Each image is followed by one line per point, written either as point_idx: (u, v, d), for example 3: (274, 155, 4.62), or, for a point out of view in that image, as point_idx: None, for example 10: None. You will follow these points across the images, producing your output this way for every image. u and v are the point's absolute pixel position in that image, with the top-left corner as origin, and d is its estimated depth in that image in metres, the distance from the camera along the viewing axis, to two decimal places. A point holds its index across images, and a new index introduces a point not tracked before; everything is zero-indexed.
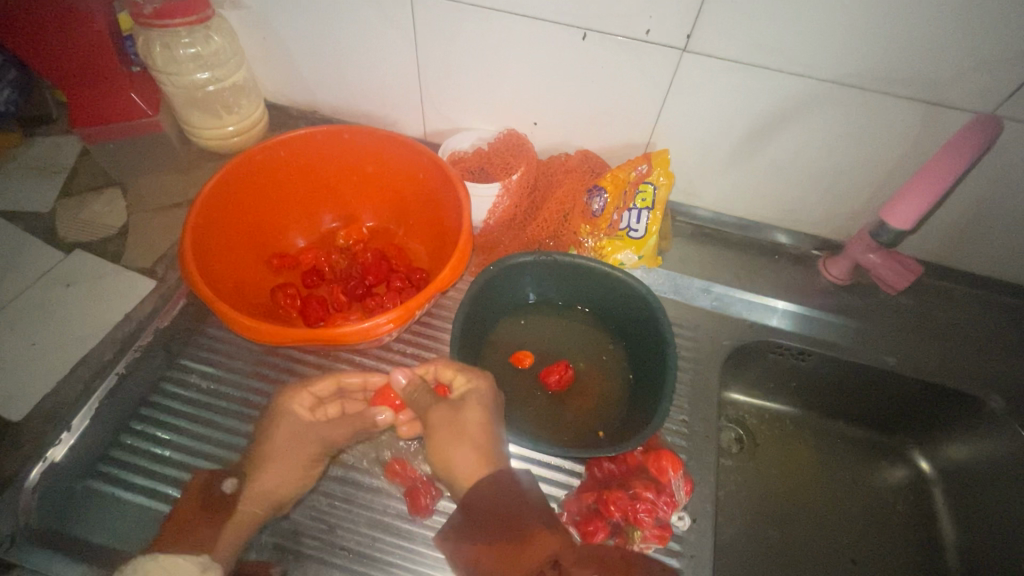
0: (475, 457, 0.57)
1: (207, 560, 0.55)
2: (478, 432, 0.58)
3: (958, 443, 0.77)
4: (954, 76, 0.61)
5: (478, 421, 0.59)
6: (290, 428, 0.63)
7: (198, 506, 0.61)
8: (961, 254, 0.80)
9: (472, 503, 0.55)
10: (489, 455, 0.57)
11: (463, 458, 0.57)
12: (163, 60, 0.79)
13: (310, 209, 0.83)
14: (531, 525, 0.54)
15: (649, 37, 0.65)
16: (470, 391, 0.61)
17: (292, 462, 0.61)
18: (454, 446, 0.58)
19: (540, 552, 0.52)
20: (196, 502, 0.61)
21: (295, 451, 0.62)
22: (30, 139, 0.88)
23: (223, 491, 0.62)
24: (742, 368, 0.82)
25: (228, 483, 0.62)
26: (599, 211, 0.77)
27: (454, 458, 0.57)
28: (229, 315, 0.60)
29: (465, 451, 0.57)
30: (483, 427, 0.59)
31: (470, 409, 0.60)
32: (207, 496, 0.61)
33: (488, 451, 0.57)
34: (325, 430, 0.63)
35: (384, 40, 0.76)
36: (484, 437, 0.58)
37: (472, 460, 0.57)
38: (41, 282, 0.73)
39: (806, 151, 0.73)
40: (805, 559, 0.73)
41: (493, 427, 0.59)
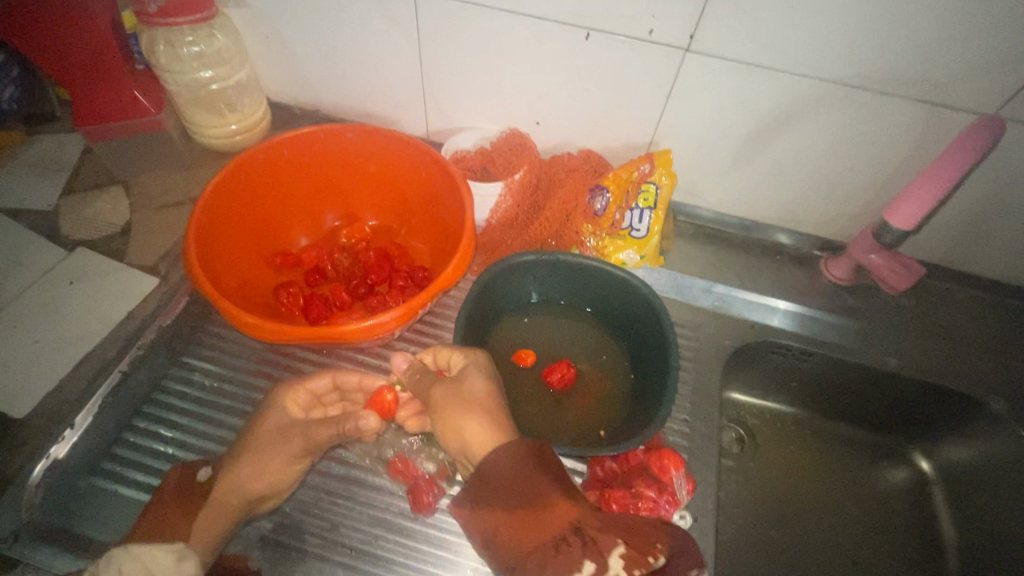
0: (484, 425, 0.56)
1: (182, 548, 0.55)
2: (483, 398, 0.58)
3: (958, 444, 0.77)
4: (956, 78, 0.61)
5: (480, 389, 0.59)
6: (276, 422, 0.62)
7: (173, 494, 0.61)
8: (962, 255, 0.80)
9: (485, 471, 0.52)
10: (498, 423, 0.56)
11: (474, 426, 0.56)
12: (167, 58, 0.79)
13: (313, 208, 0.83)
14: (551, 490, 0.50)
15: (652, 38, 0.66)
16: (467, 363, 0.61)
17: (272, 456, 0.60)
18: (462, 416, 0.56)
19: (560, 520, 0.49)
20: (172, 490, 0.61)
21: (276, 445, 0.60)
22: (33, 136, 0.88)
23: (198, 478, 0.62)
24: (744, 368, 0.82)
25: (204, 470, 0.62)
26: (601, 211, 0.79)
27: (463, 428, 0.56)
28: (232, 314, 0.60)
29: (473, 420, 0.56)
30: (488, 395, 0.58)
31: (471, 379, 0.59)
32: (184, 483, 0.61)
33: (498, 419, 0.56)
34: (310, 427, 0.62)
35: (387, 39, 0.76)
36: (490, 404, 0.57)
37: (481, 427, 0.55)
38: (44, 279, 0.73)
39: (808, 151, 0.73)
40: (805, 558, 0.73)
41: (497, 395, 0.59)
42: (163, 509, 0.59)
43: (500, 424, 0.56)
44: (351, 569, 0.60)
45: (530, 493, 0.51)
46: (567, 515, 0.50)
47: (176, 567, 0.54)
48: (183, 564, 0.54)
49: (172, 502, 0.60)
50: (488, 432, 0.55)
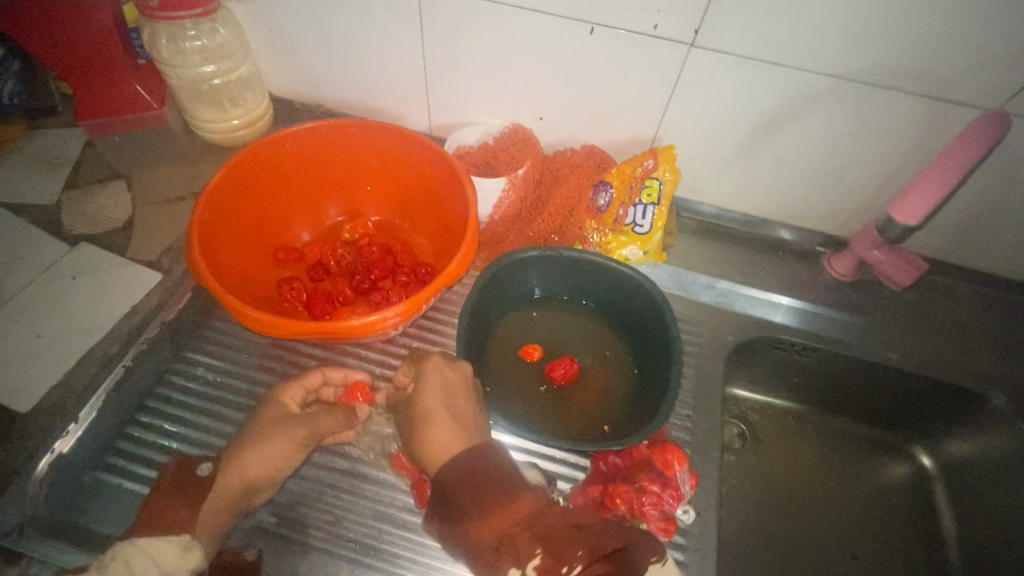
0: (447, 432, 0.56)
1: (188, 539, 0.57)
2: (443, 407, 0.58)
3: (960, 439, 0.77)
4: (961, 72, 0.61)
5: (436, 398, 0.59)
6: (275, 415, 0.64)
7: (171, 485, 0.62)
8: (965, 251, 0.80)
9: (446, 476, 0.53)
10: (460, 431, 0.57)
11: (436, 435, 0.56)
12: (169, 52, 0.78)
13: (316, 202, 0.83)
14: (497, 494, 0.52)
15: (657, 32, 0.65)
16: (425, 368, 0.61)
17: (276, 443, 0.61)
18: (423, 429, 0.57)
19: (498, 525, 0.50)
20: (173, 481, 0.62)
21: (280, 433, 0.62)
22: (36, 130, 0.88)
23: (198, 473, 0.63)
24: (746, 363, 0.83)
25: (204, 465, 0.63)
26: (604, 207, 0.79)
27: (425, 440, 0.57)
28: (236, 308, 0.60)
29: (433, 430, 0.57)
30: (449, 403, 0.58)
31: (428, 385, 0.60)
32: (184, 476, 0.62)
33: (460, 426, 0.57)
34: (313, 416, 0.63)
35: (390, 34, 0.75)
36: (452, 413, 0.58)
37: (443, 436, 0.56)
38: (48, 273, 0.73)
39: (811, 147, 0.73)
40: (806, 552, 0.74)
41: (460, 402, 0.59)
42: (164, 498, 0.60)
43: (460, 432, 0.56)
44: (355, 563, 0.60)
45: (483, 496, 0.52)
46: (513, 518, 0.50)
47: (182, 556, 0.56)
48: (189, 555, 0.56)
49: (169, 493, 0.60)
50: (449, 440, 0.56)
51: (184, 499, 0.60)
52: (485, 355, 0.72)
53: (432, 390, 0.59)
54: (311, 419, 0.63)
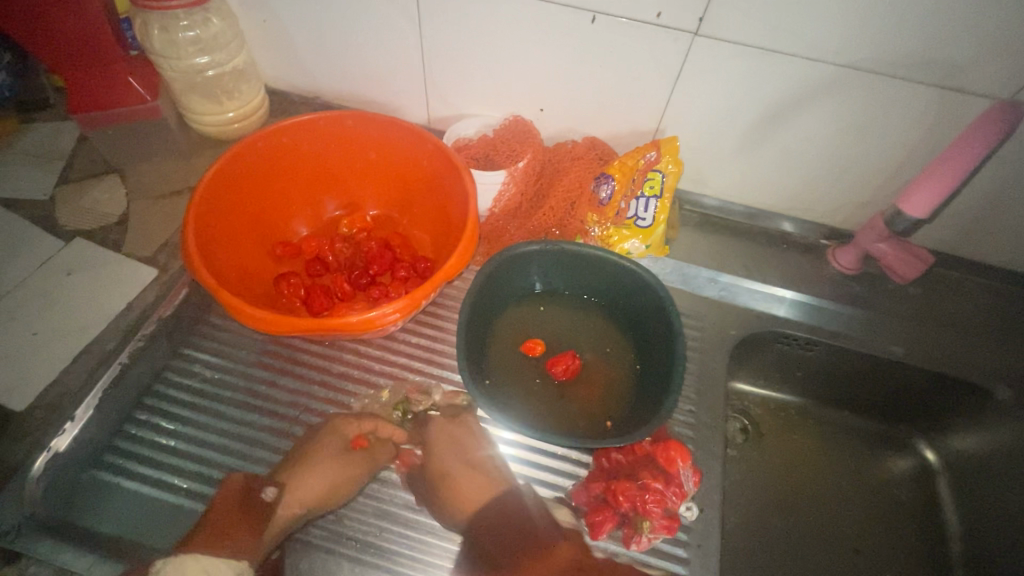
0: (474, 478, 0.64)
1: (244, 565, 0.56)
2: (459, 462, 0.66)
3: (965, 433, 0.76)
4: (970, 60, 0.59)
5: (453, 453, 0.66)
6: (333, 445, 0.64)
7: (232, 505, 0.60)
8: (972, 243, 0.79)
9: (483, 522, 0.62)
10: (483, 477, 0.64)
11: (464, 484, 0.64)
12: (162, 43, 0.77)
13: (313, 197, 0.82)
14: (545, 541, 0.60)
15: (660, 21, 0.64)
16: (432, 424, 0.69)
17: (345, 476, 0.63)
18: (447, 482, 0.65)
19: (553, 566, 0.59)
20: (232, 502, 0.61)
21: (347, 465, 0.63)
22: (28, 123, 0.87)
23: (262, 497, 0.62)
24: (750, 357, 0.82)
25: (266, 489, 0.62)
26: (606, 199, 0.77)
27: (452, 491, 0.64)
28: (234, 304, 0.59)
29: (459, 480, 0.64)
30: (463, 456, 0.66)
31: (438, 442, 0.68)
32: (249, 499, 0.61)
33: (482, 472, 0.65)
34: (371, 451, 0.66)
35: (388, 24, 0.74)
36: (470, 463, 0.65)
37: (469, 486, 0.64)
38: (42, 270, 0.72)
39: (817, 138, 0.71)
40: (809, 547, 0.73)
41: (472, 451, 0.66)
42: (225, 518, 0.59)
43: (484, 479, 0.64)
44: (355, 561, 0.59)
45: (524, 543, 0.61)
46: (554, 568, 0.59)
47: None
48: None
49: (232, 512, 0.60)
50: (478, 488, 0.64)
51: (250, 524, 0.59)
52: (487, 350, 0.72)
53: (440, 449, 0.67)
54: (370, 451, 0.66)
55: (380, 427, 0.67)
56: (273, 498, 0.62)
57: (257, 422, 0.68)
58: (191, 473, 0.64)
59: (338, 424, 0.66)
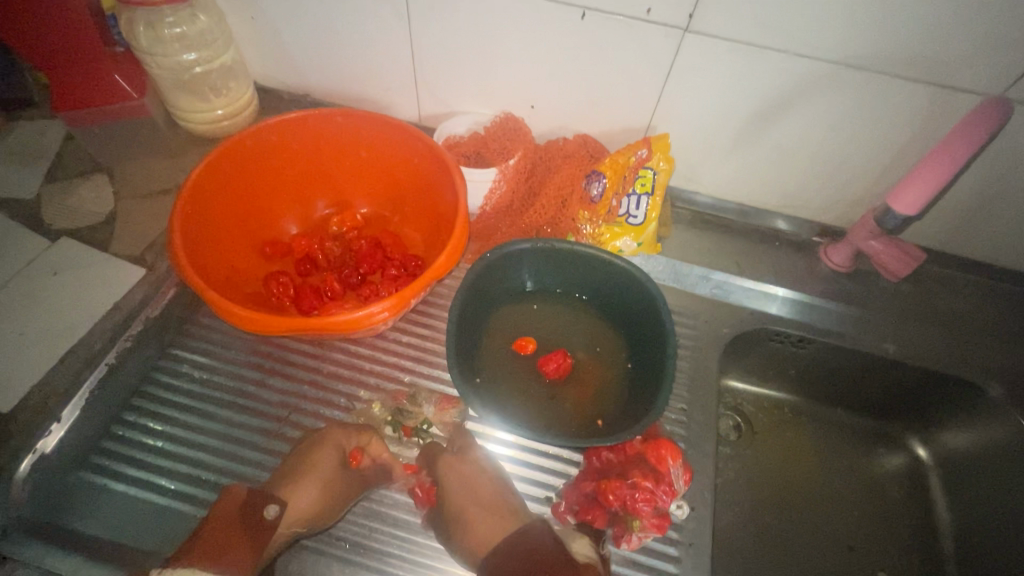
0: (487, 518, 0.61)
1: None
2: (472, 503, 0.61)
3: (956, 430, 0.76)
4: (961, 57, 0.59)
5: (466, 488, 0.62)
6: (331, 461, 0.62)
7: (234, 522, 0.58)
8: (964, 240, 0.79)
9: (504, 556, 0.59)
10: (497, 516, 0.61)
11: (478, 525, 0.60)
12: (148, 40, 0.76)
13: (303, 195, 0.81)
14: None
15: (650, 17, 0.64)
16: (440, 460, 0.65)
17: (340, 494, 0.61)
18: (460, 522, 0.61)
19: None
20: (231, 514, 0.58)
21: (340, 480, 0.62)
22: (15, 122, 0.86)
23: (265, 515, 0.58)
24: (743, 355, 0.82)
25: (269, 507, 0.59)
26: (597, 197, 0.76)
27: (466, 531, 0.60)
28: (219, 304, 0.58)
29: (473, 517, 0.61)
30: (475, 497, 0.61)
31: (449, 477, 0.63)
32: (249, 515, 0.59)
33: (496, 511, 0.61)
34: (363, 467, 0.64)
35: (377, 21, 0.73)
36: (482, 505, 0.61)
37: (484, 525, 0.60)
38: (28, 270, 0.71)
39: (809, 135, 0.71)
40: (801, 544, 0.73)
41: (484, 491, 0.62)
42: (222, 531, 0.57)
43: (498, 519, 0.61)
44: (345, 561, 0.59)
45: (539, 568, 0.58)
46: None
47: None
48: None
49: (232, 528, 0.57)
50: (491, 527, 0.60)
51: (248, 541, 0.57)
52: (478, 349, 0.71)
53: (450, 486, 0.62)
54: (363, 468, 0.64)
55: (371, 443, 0.65)
56: (274, 516, 0.59)
57: (246, 422, 0.67)
58: (179, 474, 0.64)
59: (334, 435, 0.64)
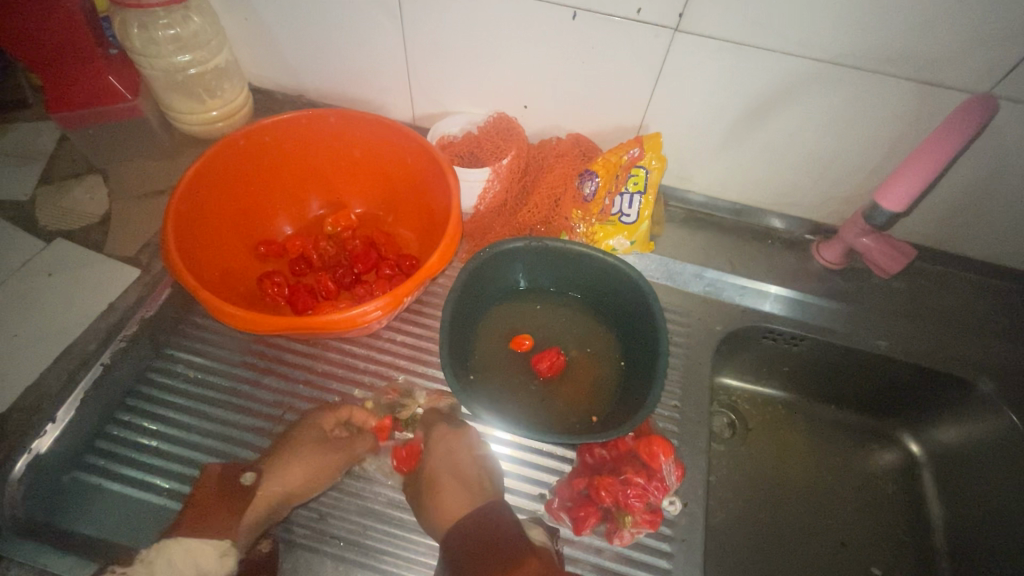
0: (458, 494, 0.62)
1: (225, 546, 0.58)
2: (446, 475, 0.64)
3: (947, 426, 0.77)
4: (950, 53, 0.59)
5: (446, 467, 0.65)
6: (308, 434, 0.65)
7: (215, 492, 0.62)
8: (955, 237, 0.79)
9: (455, 532, 0.58)
10: (466, 490, 0.62)
11: (446, 497, 0.62)
12: (141, 42, 0.76)
13: (297, 195, 0.81)
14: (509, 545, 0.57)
15: (640, 17, 0.64)
16: (430, 442, 0.68)
17: (325, 467, 0.63)
18: (431, 493, 0.63)
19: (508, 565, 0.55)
20: (216, 488, 0.62)
21: (326, 455, 0.64)
22: (9, 123, 0.87)
23: (241, 481, 0.62)
24: (736, 352, 0.82)
25: (248, 475, 0.63)
26: (590, 195, 0.77)
27: (436, 501, 0.62)
28: (213, 303, 0.59)
29: (443, 493, 0.63)
30: (453, 471, 0.64)
31: (434, 458, 0.66)
32: (228, 484, 0.62)
33: (465, 487, 0.62)
34: (347, 441, 0.66)
35: (369, 21, 0.74)
36: (456, 477, 0.63)
37: (453, 500, 0.62)
38: (23, 271, 0.72)
39: (800, 133, 0.72)
40: (794, 541, 0.74)
41: (464, 470, 0.64)
42: (208, 504, 0.61)
43: (467, 492, 0.62)
44: (339, 559, 0.59)
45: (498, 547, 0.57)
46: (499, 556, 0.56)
47: (220, 561, 0.58)
48: (225, 560, 0.58)
49: (214, 497, 0.61)
50: (456, 501, 0.61)
51: (231, 506, 0.61)
52: (473, 347, 0.72)
53: (431, 465, 0.66)
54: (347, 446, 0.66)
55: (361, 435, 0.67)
56: (250, 483, 0.62)
57: (239, 422, 0.67)
58: (175, 473, 0.64)
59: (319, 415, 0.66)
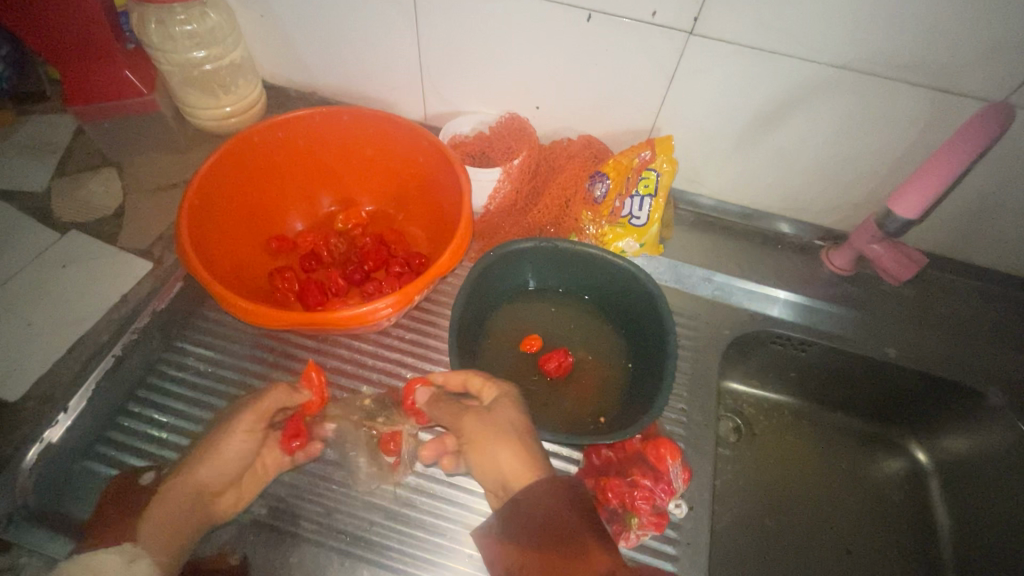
0: (516, 458, 0.55)
1: (134, 551, 0.55)
2: (508, 433, 0.57)
3: (956, 435, 0.76)
4: (965, 61, 0.59)
5: (512, 424, 0.58)
6: (222, 422, 0.64)
7: (114, 500, 0.61)
8: (967, 246, 0.79)
9: (520, 507, 0.52)
10: (526, 456, 0.55)
11: (501, 455, 0.56)
12: (159, 36, 0.78)
13: (309, 191, 0.82)
14: (574, 531, 0.49)
15: (655, 20, 0.64)
16: (500, 396, 0.61)
17: (229, 444, 0.61)
18: (492, 445, 0.57)
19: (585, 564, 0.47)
20: (116, 494, 0.61)
21: (231, 430, 0.62)
22: (25, 116, 0.87)
23: (140, 481, 0.62)
24: (744, 356, 0.82)
25: (147, 474, 0.63)
26: (600, 198, 0.77)
27: (492, 461, 0.56)
28: (226, 297, 0.59)
29: (505, 448, 0.56)
30: (515, 426, 0.58)
31: (502, 411, 0.59)
32: (125, 491, 0.62)
33: (525, 452, 0.56)
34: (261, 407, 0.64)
35: (384, 20, 0.74)
36: (517, 436, 0.57)
37: (513, 462, 0.55)
38: (37, 262, 0.72)
39: (812, 139, 0.71)
40: (798, 548, 0.73)
41: (526, 430, 0.58)
42: (114, 510, 0.60)
43: (528, 452, 0.56)
44: (345, 555, 0.60)
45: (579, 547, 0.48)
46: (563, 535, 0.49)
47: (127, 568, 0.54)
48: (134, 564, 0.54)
49: (115, 506, 0.61)
50: (514, 466, 0.55)
51: (126, 508, 0.60)
52: (481, 346, 0.72)
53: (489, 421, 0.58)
54: (254, 407, 0.63)
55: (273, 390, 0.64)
56: (150, 482, 0.62)
57: None
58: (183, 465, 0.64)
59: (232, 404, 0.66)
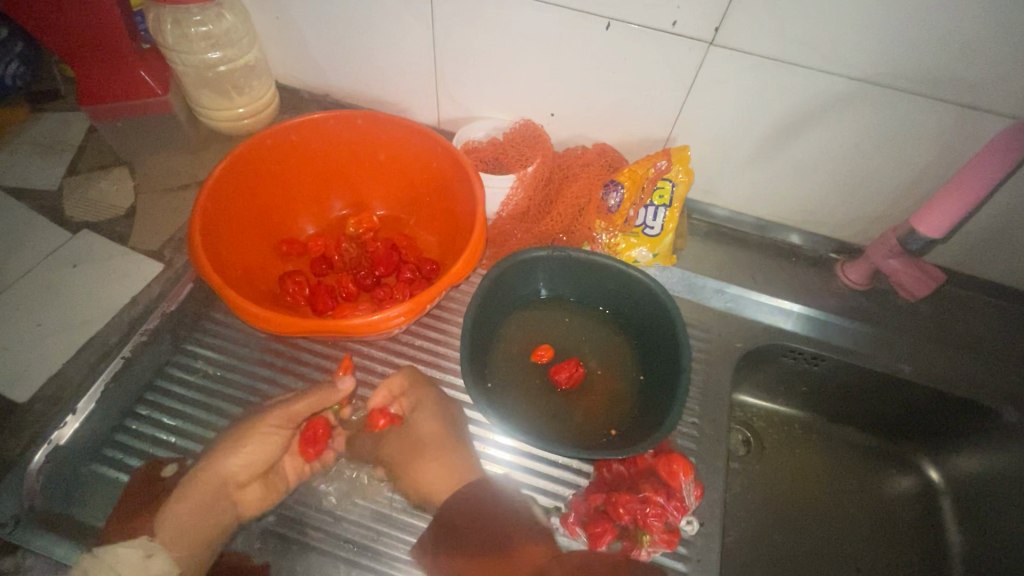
0: (440, 471, 0.62)
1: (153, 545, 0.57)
2: (432, 450, 0.64)
3: (971, 454, 0.75)
4: (990, 77, 0.58)
5: (434, 438, 0.65)
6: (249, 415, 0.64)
7: (137, 495, 0.62)
8: (986, 262, 0.78)
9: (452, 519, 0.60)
10: (450, 469, 0.62)
11: (429, 472, 0.63)
12: (174, 38, 0.77)
13: (321, 194, 0.81)
14: (507, 541, 0.57)
15: (675, 29, 0.63)
16: (417, 408, 0.67)
17: (254, 439, 0.61)
18: (418, 463, 0.64)
19: (523, 560, 0.55)
20: (140, 487, 0.62)
21: (258, 427, 0.62)
22: (38, 113, 0.87)
23: (162, 473, 0.63)
24: (756, 369, 0.81)
25: (170, 466, 0.64)
26: (615, 206, 0.77)
27: (418, 477, 0.63)
28: (236, 302, 0.58)
29: (429, 466, 0.63)
30: (436, 441, 0.64)
31: (422, 426, 0.66)
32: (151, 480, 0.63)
33: (449, 465, 0.63)
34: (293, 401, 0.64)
35: (401, 25, 0.74)
36: (438, 451, 0.64)
37: (437, 476, 0.62)
38: (47, 261, 0.72)
39: (830, 152, 0.71)
40: (807, 564, 0.72)
41: (449, 441, 0.65)
42: (134, 505, 0.61)
43: (451, 466, 0.63)
44: (352, 564, 0.59)
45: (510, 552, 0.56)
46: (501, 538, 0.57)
47: (145, 561, 0.56)
48: (151, 560, 0.56)
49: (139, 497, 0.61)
50: (438, 480, 0.62)
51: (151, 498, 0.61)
52: (490, 354, 0.71)
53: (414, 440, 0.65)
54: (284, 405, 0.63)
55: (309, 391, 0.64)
56: (172, 475, 0.63)
57: None
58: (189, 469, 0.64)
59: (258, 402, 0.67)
